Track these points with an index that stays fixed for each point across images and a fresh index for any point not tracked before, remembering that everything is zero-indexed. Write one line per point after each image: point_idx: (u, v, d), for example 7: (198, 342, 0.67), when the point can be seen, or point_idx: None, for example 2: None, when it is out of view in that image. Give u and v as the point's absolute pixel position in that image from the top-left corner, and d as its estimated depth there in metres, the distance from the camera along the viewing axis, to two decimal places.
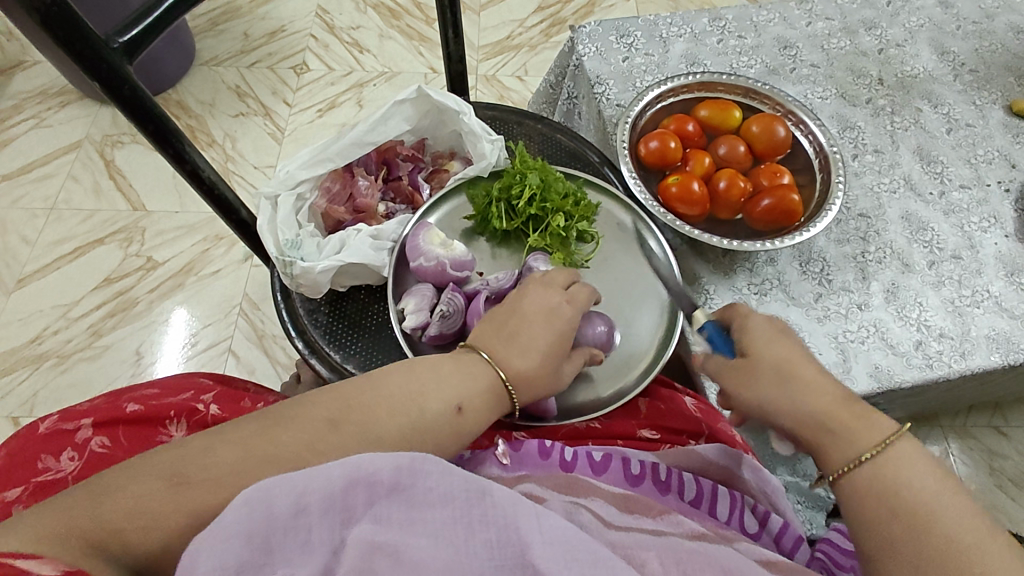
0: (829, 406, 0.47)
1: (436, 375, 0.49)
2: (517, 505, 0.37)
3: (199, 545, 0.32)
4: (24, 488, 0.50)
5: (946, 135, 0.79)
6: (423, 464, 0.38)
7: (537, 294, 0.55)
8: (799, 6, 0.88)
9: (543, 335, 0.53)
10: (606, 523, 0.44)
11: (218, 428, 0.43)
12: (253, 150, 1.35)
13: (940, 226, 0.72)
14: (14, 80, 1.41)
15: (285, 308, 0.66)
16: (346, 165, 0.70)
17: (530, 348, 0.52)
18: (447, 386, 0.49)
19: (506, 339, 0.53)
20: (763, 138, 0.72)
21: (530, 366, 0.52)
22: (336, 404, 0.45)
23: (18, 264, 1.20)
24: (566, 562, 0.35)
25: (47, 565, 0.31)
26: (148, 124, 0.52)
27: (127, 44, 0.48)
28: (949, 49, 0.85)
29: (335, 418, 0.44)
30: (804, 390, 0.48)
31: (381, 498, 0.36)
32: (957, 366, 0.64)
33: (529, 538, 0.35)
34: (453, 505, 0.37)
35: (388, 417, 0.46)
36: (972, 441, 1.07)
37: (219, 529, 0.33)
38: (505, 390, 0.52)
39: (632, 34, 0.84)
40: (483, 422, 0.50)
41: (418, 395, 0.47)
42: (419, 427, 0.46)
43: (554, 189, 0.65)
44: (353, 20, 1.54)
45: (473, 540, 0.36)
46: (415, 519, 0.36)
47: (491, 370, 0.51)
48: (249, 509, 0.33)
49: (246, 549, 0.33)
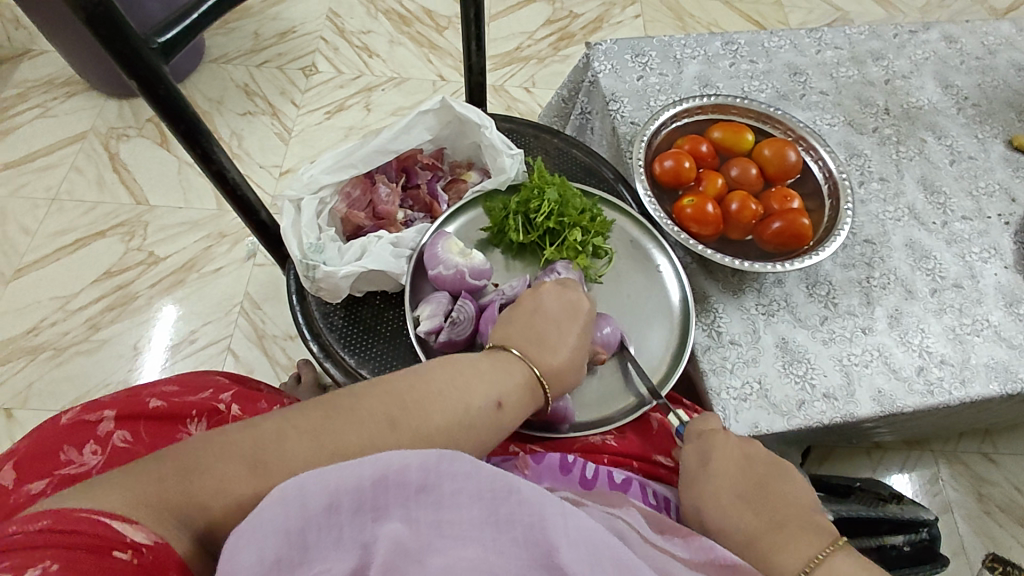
0: (742, 545, 0.49)
1: (477, 372, 0.52)
2: (544, 503, 0.38)
3: (240, 540, 0.34)
4: (49, 481, 0.50)
5: (949, 166, 0.81)
6: (450, 464, 0.38)
7: (555, 293, 0.60)
8: (809, 34, 0.90)
9: (567, 332, 0.58)
10: (643, 536, 0.46)
11: (284, 412, 0.45)
12: (259, 149, 1.35)
13: (942, 255, 0.74)
14: (20, 68, 1.41)
15: (301, 309, 0.67)
16: (368, 172, 0.70)
17: (557, 344, 0.57)
18: (489, 383, 0.52)
19: (534, 338, 0.57)
20: (774, 162, 0.73)
21: (560, 362, 0.57)
22: (388, 397, 0.47)
23: (17, 253, 1.19)
24: (590, 564, 0.36)
25: (141, 534, 0.35)
26: (179, 124, 0.52)
27: (165, 45, 0.49)
28: (953, 82, 0.88)
29: (392, 415, 0.47)
30: (720, 533, 0.51)
31: (409, 498, 0.37)
32: (957, 393, 0.66)
33: (555, 540, 0.36)
34: (479, 505, 0.37)
35: (436, 412, 0.48)
36: (962, 467, 1.08)
37: (257, 525, 0.34)
38: (538, 384, 0.56)
39: (647, 53, 0.85)
40: (520, 416, 0.54)
41: (464, 390, 0.50)
42: (463, 421, 0.49)
43: (572, 205, 0.66)
44: (363, 24, 1.55)
45: (503, 540, 0.36)
46: (441, 521, 0.37)
47: (527, 366, 0.55)
48: (285, 506, 0.35)
49: (284, 544, 0.34)
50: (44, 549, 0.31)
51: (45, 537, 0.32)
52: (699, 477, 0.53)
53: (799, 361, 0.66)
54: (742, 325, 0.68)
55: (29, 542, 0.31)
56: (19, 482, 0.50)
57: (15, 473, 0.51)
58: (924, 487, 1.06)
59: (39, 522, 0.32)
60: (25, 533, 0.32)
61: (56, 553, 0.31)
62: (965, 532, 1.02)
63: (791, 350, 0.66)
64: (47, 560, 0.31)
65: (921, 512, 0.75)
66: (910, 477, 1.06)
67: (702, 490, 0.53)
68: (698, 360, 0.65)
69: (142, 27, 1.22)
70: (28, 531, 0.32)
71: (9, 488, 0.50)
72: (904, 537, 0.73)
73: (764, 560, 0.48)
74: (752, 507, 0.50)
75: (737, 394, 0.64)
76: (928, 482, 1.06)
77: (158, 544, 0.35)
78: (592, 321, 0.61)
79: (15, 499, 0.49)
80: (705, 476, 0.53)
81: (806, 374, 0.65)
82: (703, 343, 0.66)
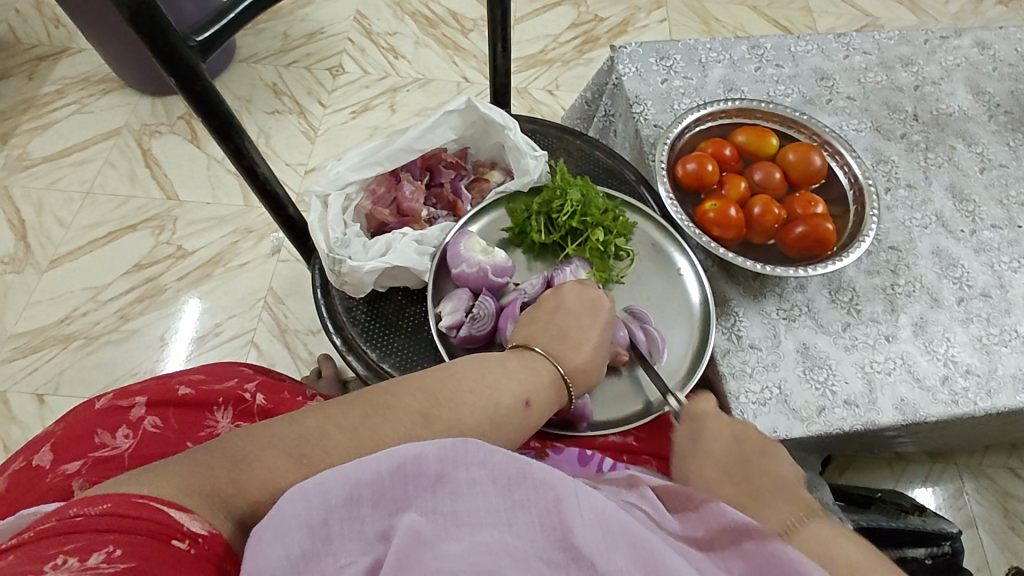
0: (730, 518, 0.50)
1: (504, 371, 0.53)
2: (558, 484, 0.38)
3: (264, 537, 0.35)
4: (83, 462, 0.51)
5: (978, 174, 0.80)
6: (463, 452, 0.39)
7: (575, 292, 0.61)
8: (837, 39, 0.90)
9: (589, 330, 0.59)
10: (659, 524, 0.45)
11: (323, 407, 0.46)
12: (286, 147, 1.38)
13: (970, 264, 0.73)
14: (59, 65, 1.45)
15: (325, 304, 0.68)
16: (393, 169, 0.72)
17: (579, 343, 0.58)
18: (516, 381, 0.53)
19: (555, 337, 0.58)
20: (799, 166, 0.73)
21: (582, 360, 0.58)
22: (421, 395, 0.49)
23: (52, 244, 1.23)
24: (606, 543, 0.36)
25: (196, 523, 0.35)
26: (214, 119, 0.54)
27: (203, 42, 0.51)
28: (985, 89, 0.86)
29: (426, 412, 0.48)
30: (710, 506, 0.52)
31: (427, 490, 0.38)
32: (982, 404, 0.65)
33: (569, 523, 0.36)
34: (496, 490, 0.38)
35: (467, 410, 0.50)
36: (986, 481, 1.06)
37: (282, 521, 0.35)
38: (562, 383, 0.57)
39: (672, 57, 0.86)
40: (545, 414, 0.55)
41: (492, 388, 0.52)
42: (492, 419, 0.51)
43: (595, 204, 0.67)
44: (390, 26, 1.57)
45: (520, 523, 0.37)
46: (459, 511, 0.37)
47: (551, 365, 0.57)
48: (306, 501, 0.36)
49: (307, 538, 0.35)
50: (108, 533, 0.32)
51: (107, 521, 0.33)
52: (690, 453, 0.55)
53: (821, 367, 0.65)
54: (763, 329, 0.67)
55: (92, 524, 0.33)
56: (56, 463, 0.52)
57: (53, 454, 0.52)
58: (947, 501, 1.04)
59: (100, 505, 0.33)
60: (88, 516, 0.33)
61: (119, 538, 0.32)
62: (988, 547, 1.00)
63: (813, 357, 0.66)
64: (110, 544, 0.32)
65: (945, 525, 0.73)
66: (933, 489, 1.04)
67: (691, 466, 0.55)
68: (717, 363, 0.65)
69: (178, 24, 1.25)
70: (91, 514, 0.33)
71: (46, 468, 0.51)
72: (925, 549, 0.72)
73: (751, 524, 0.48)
74: (739, 476, 0.52)
75: (757, 399, 0.63)
76: (951, 496, 1.04)
77: (213, 534, 0.36)
78: (613, 320, 0.62)
79: (51, 479, 0.50)
80: (696, 453, 0.55)
81: (827, 380, 0.65)
82: (722, 346, 0.66)
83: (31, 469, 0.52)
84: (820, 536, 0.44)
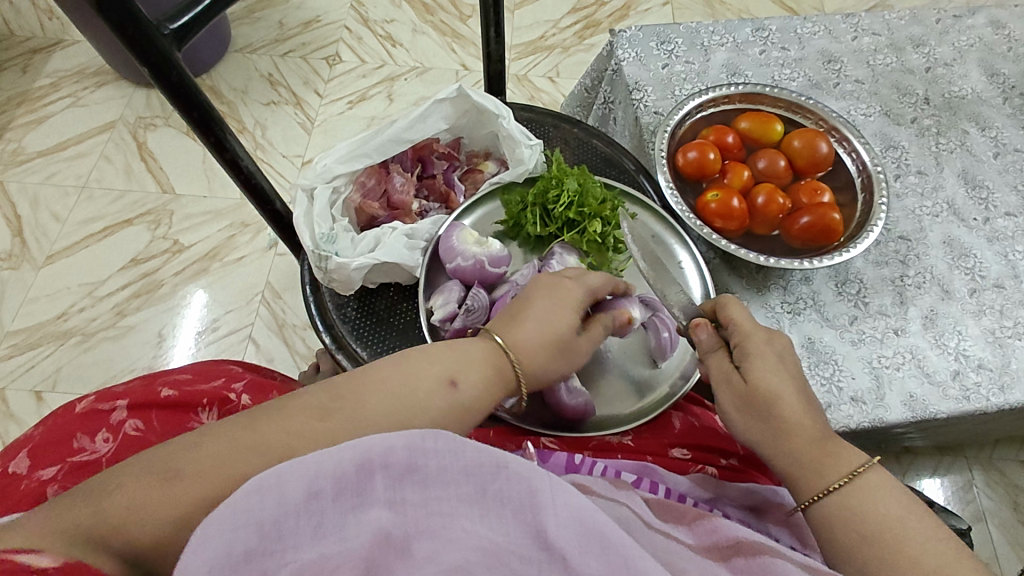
0: (811, 444, 0.48)
1: (427, 352, 0.47)
2: (535, 478, 0.37)
3: (211, 527, 0.33)
4: (60, 467, 0.50)
5: (992, 159, 0.77)
6: (433, 442, 0.37)
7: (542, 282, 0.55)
8: (845, 20, 0.86)
9: (544, 309, 0.53)
10: (648, 522, 0.45)
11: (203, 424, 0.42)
12: (283, 139, 1.36)
13: (983, 253, 0.70)
14: (54, 58, 1.43)
15: (314, 301, 0.67)
16: (382, 161, 0.70)
17: (531, 324, 0.52)
18: (440, 362, 0.47)
19: (510, 321, 0.53)
20: (805, 154, 0.70)
21: (531, 338, 0.51)
22: (321, 392, 0.44)
23: (48, 240, 1.22)
24: (579, 542, 0.36)
25: (45, 558, 0.32)
26: (192, 111, 0.52)
27: (177, 30, 0.49)
28: (999, 70, 0.83)
29: (324, 407, 0.43)
30: (789, 429, 0.49)
31: (395, 480, 0.36)
32: (995, 400, 0.62)
33: (544, 519, 0.36)
34: (470, 481, 0.36)
35: (377, 398, 0.44)
36: (997, 475, 1.04)
37: (232, 516, 0.33)
38: (511, 366, 0.50)
39: (673, 41, 0.82)
40: (486, 396, 0.48)
41: (409, 373, 0.46)
42: (411, 404, 0.45)
43: (592, 194, 0.64)
44: (387, 13, 1.54)
45: (493, 516, 0.36)
46: (430, 502, 0.36)
47: (493, 345, 0.50)
48: (261, 496, 0.34)
49: (255, 537, 0.33)
50: None
51: None
52: (776, 367, 0.51)
53: (826, 362, 0.63)
54: (766, 323, 0.65)
55: None
56: (32, 468, 0.50)
57: (30, 460, 0.51)
58: (957, 495, 1.02)
59: None
60: None
61: None
62: (999, 542, 0.99)
63: (818, 352, 0.64)
64: None
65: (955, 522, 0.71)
66: (942, 482, 1.02)
67: (777, 378, 0.50)
68: None
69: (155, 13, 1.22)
70: None
71: (21, 474, 0.50)
72: None
73: (827, 457, 0.47)
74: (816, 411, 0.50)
75: None
76: (961, 490, 1.02)
77: (68, 562, 0.32)
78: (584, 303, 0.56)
79: (26, 485, 0.49)
80: (782, 368, 0.51)
81: (833, 376, 0.63)
82: None
83: (6, 474, 0.51)
84: (883, 487, 0.45)
